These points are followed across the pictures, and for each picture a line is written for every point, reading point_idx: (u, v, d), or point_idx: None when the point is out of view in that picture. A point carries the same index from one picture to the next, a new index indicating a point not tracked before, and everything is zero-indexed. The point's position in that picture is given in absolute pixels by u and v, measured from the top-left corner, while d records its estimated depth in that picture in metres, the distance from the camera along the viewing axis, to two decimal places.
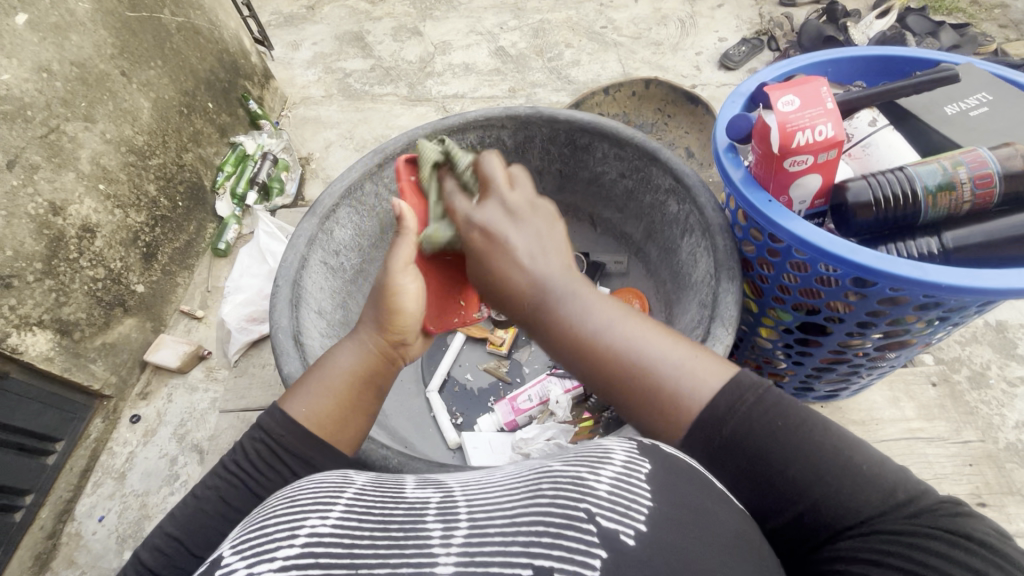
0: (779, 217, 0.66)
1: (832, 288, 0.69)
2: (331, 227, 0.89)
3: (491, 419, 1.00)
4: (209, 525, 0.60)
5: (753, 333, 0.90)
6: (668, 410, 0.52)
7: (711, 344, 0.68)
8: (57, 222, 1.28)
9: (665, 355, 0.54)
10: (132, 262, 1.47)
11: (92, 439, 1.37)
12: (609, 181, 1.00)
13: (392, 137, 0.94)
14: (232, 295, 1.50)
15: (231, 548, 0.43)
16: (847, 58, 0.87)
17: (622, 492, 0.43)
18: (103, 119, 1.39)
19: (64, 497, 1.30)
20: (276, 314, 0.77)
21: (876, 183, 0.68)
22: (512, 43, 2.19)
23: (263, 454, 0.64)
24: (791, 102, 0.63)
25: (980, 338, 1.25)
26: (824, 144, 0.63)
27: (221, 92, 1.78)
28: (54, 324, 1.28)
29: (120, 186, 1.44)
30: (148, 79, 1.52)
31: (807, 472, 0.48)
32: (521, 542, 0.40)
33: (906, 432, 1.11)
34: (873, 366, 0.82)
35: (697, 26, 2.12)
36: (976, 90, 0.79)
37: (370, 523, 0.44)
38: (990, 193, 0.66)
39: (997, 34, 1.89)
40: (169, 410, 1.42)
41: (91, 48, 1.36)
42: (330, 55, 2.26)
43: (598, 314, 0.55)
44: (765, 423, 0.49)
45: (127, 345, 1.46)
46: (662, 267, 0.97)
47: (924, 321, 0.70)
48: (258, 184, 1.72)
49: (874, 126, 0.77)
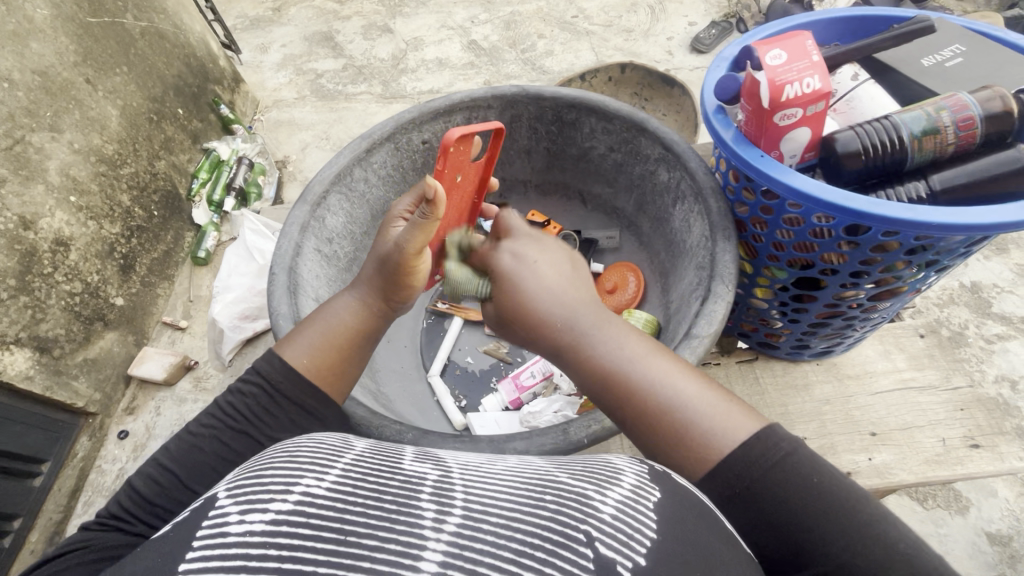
0: (773, 171, 0.68)
1: (825, 240, 0.71)
2: (322, 214, 0.88)
3: (495, 399, 1.00)
4: (202, 462, 0.62)
5: (749, 295, 0.91)
6: (694, 448, 0.55)
7: (713, 302, 0.69)
8: (28, 237, 1.23)
9: (696, 398, 0.57)
10: (110, 275, 1.43)
11: (79, 458, 1.33)
12: (598, 156, 1.00)
13: (379, 122, 0.93)
14: (221, 295, 1.45)
15: (226, 491, 0.45)
16: (822, 21, 0.89)
17: (626, 519, 0.45)
18: (70, 129, 1.35)
19: (55, 518, 1.27)
20: (275, 301, 0.76)
21: (864, 131, 0.69)
22: (484, 36, 2.18)
23: (260, 401, 0.65)
24: (779, 56, 0.65)
25: (957, 299, 1.29)
26: (813, 96, 0.65)
27: (191, 97, 1.75)
28: (32, 342, 1.24)
29: (93, 198, 1.39)
30: (115, 86, 1.48)
31: (834, 532, 0.50)
32: (512, 550, 0.41)
33: (897, 382, 0.97)
34: (867, 318, 0.84)
35: (666, 11, 2.14)
36: (950, 43, 0.82)
37: (364, 490, 0.44)
38: (972, 134, 0.68)
39: (954, 7, 1.95)
40: (158, 423, 1.39)
41: (52, 56, 1.32)
42: (300, 56, 2.23)
43: (632, 348, 0.61)
44: (796, 476, 0.52)
45: (111, 360, 1.42)
46: (655, 238, 0.98)
47: (916, 267, 0.72)
48: (236, 190, 1.69)
49: (857, 81, 0.78)
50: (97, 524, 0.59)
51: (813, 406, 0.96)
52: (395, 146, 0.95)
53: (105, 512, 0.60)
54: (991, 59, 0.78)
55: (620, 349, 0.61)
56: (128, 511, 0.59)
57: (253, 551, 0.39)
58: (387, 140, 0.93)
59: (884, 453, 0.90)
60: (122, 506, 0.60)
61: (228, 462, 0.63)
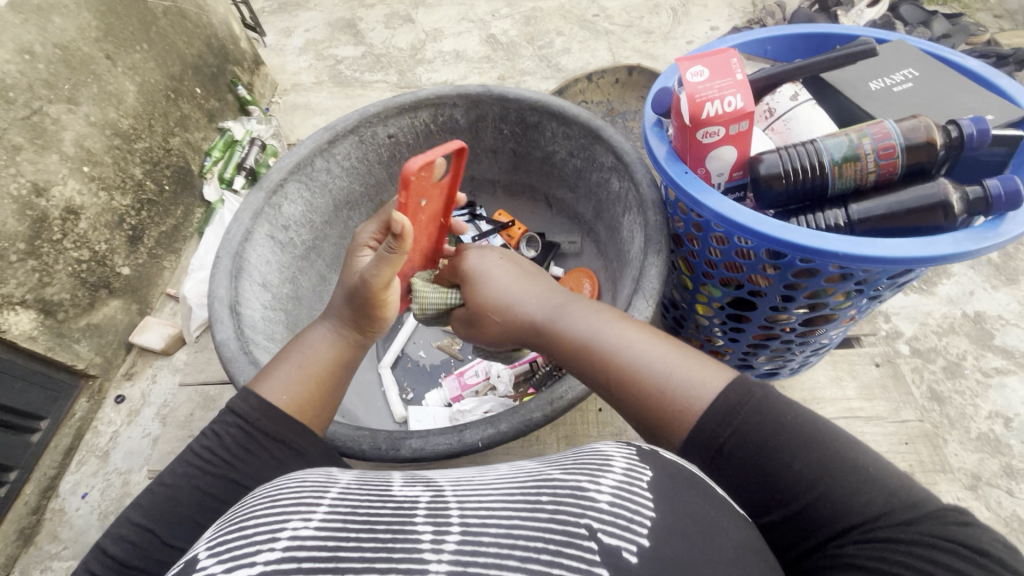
0: (700, 195, 0.67)
1: (750, 262, 0.70)
2: (279, 202, 0.90)
3: (438, 394, 1.02)
4: (181, 513, 0.60)
5: (692, 311, 0.91)
6: (676, 409, 0.56)
7: (630, 315, 0.69)
8: (40, 204, 1.29)
9: (664, 355, 0.60)
10: (118, 245, 1.49)
11: (77, 418, 1.40)
12: (560, 160, 1.00)
13: (343, 115, 0.94)
14: (195, 273, 1.52)
15: (208, 550, 0.44)
16: (781, 34, 0.87)
17: (624, 503, 0.46)
18: (87, 102, 1.40)
19: (49, 474, 1.34)
20: (214, 283, 0.78)
21: (788, 155, 0.67)
22: (503, 30, 2.18)
23: (239, 438, 0.63)
24: (700, 73, 0.63)
25: (957, 328, 1.25)
26: (734, 116, 0.63)
27: (209, 77, 1.79)
28: (38, 304, 1.30)
29: (105, 169, 1.45)
30: (134, 63, 1.53)
31: (811, 468, 0.51)
32: (517, 557, 0.42)
33: (843, 411, 0.97)
34: (806, 340, 0.83)
35: (689, 14, 2.10)
36: (904, 66, 0.79)
37: (356, 525, 0.45)
38: (893, 164, 0.65)
39: (992, 24, 1.86)
40: (153, 391, 1.44)
41: (74, 31, 1.37)
42: (322, 41, 2.26)
43: (595, 320, 0.65)
44: (773, 418, 0.53)
45: (113, 327, 1.48)
46: (609, 246, 0.97)
47: (843, 295, 0.70)
48: (245, 170, 1.73)
49: (795, 100, 0.76)
50: None
51: None
52: (359, 139, 0.96)
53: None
54: (941, 87, 0.75)
55: (587, 322, 0.65)
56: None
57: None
58: (350, 132, 0.94)
59: None
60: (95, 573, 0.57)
61: (212, 508, 0.61)
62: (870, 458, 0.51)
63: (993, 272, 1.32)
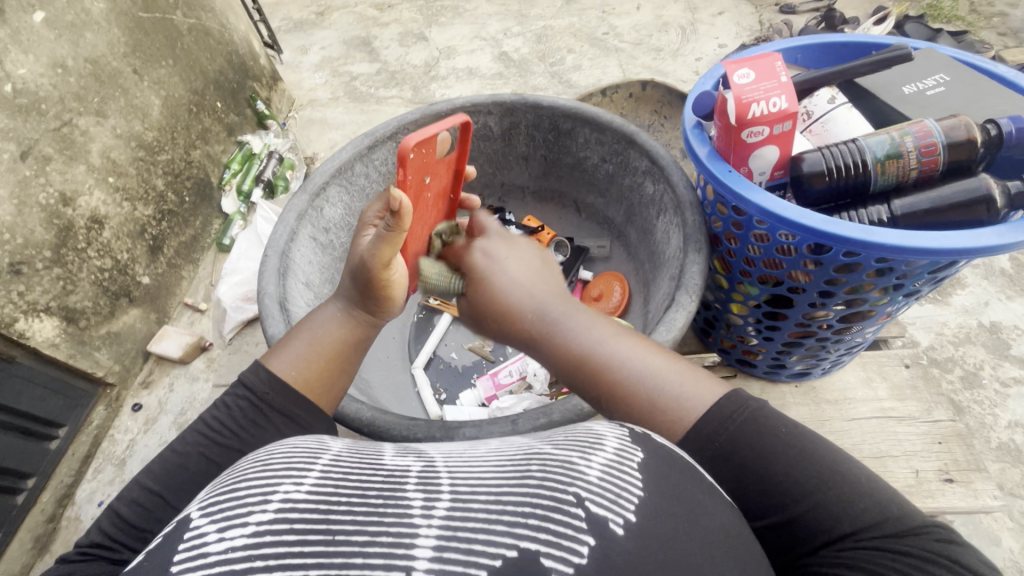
0: (744, 191, 0.68)
1: (791, 257, 0.72)
2: (321, 205, 0.92)
3: (472, 394, 1.02)
4: (189, 479, 0.61)
5: (725, 311, 0.92)
6: (665, 422, 0.55)
7: (675, 311, 0.70)
8: (67, 213, 1.32)
9: (665, 368, 0.58)
10: (139, 254, 1.51)
11: (94, 426, 1.40)
12: (592, 166, 1.02)
13: (383, 122, 0.97)
14: (229, 276, 1.55)
15: (200, 509, 0.44)
16: (810, 44, 0.89)
17: (613, 479, 0.45)
18: (114, 115, 1.44)
19: (66, 481, 1.33)
20: (263, 281, 0.80)
21: (831, 153, 0.69)
22: (516, 48, 2.23)
23: (246, 412, 0.64)
24: (746, 75, 0.66)
25: (973, 338, 1.25)
26: (779, 115, 0.65)
27: (230, 91, 1.83)
28: (61, 311, 1.32)
29: (129, 180, 1.48)
30: (159, 78, 1.57)
31: (807, 477, 0.51)
32: (505, 522, 0.42)
33: (876, 410, 0.97)
34: (839, 339, 0.84)
35: (697, 33, 2.15)
36: (934, 72, 0.81)
37: (347, 490, 0.45)
38: (935, 160, 0.67)
39: (996, 41, 1.90)
40: (170, 399, 1.45)
41: (104, 46, 1.41)
42: (338, 59, 2.32)
43: (594, 330, 0.61)
44: (771, 429, 0.53)
45: (132, 336, 1.49)
46: (641, 249, 0.99)
47: (881, 289, 0.72)
48: (263, 182, 1.76)
49: (833, 104, 0.78)
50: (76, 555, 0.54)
51: None
52: (397, 145, 0.99)
53: (85, 540, 0.56)
54: (973, 91, 0.77)
55: (584, 332, 0.61)
56: (113, 538, 0.56)
57: (240, 565, 0.39)
58: (389, 139, 0.97)
59: None
60: (106, 533, 0.57)
61: None
62: (866, 472, 0.51)
63: (1007, 282, 1.33)
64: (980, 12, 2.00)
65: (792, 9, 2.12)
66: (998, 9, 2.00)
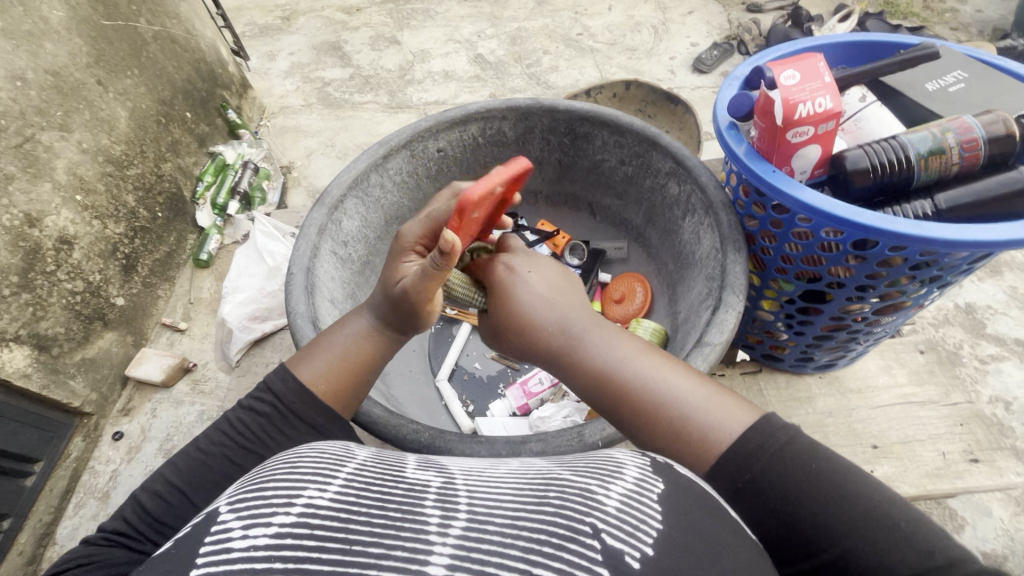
0: (784, 186, 0.69)
1: (832, 254, 0.73)
2: (339, 218, 0.89)
3: (503, 404, 1.02)
4: (214, 481, 0.58)
5: (754, 308, 0.94)
6: (691, 448, 0.53)
7: (724, 312, 0.70)
8: (33, 234, 1.24)
9: (689, 392, 0.55)
10: (111, 274, 1.43)
11: (72, 458, 1.31)
12: (609, 168, 1.03)
13: (397, 131, 0.95)
14: (231, 296, 1.44)
15: (229, 506, 0.42)
16: (829, 44, 0.91)
17: (631, 511, 0.42)
18: (79, 128, 1.36)
19: (45, 520, 1.24)
20: (292, 301, 0.77)
21: (871, 151, 0.72)
22: (491, 50, 2.22)
23: (273, 421, 0.62)
24: (792, 76, 0.67)
25: (951, 319, 1.27)
26: (824, 115, 0.67)
27: (199, 101, 1.76)
28: (32, 339, 1.24)
29: (98, 197, 1.40)
30: (125, 88, 1.50)
31: (837, 519, 0.46)
32: (520, 546, 0.38)
33: (897, 397, 1.02)
34: (870, 331, 0.87)
35: (670, 32, 2.19)
36: (952, 69, 0.84)
37: (369, 499, 0.42)
38: (977, 155, 0.70)
39: (949, 36, 2.01)
40: (154, 425, 1.37)
41: (66, 57, 1.34)
42: (308, 64, 2.25)
43: (618, 350, 0.61)
44: (799, 466, 0.48)
45: (108, 360, 1.41)
46: (664, 250, 1.00)
47: (918, 282, 0.74)
48: (240, 193, 1.70)
49: (865, 102, 0.81)
50: (100, 539, 0.54)
51: (816, 418, 1.01)
52: (411, 153, 0.98)
53: (109, 526, 0.56)
54: (991, 87, 0.80)
55: (609, 351, 0.61)
56: (134, 527, 0.56)
57: (258, 565, 0.36)
58: (404, 147, 0.96)
59: (886, 466, 0.95)
60: (129, 522, 0.56)
61: None
62: (907, 518, 0.45)
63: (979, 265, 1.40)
64: (933, 8, 2.11)
65: (758, 7, 2.18)
66: (949, 5, 2.11)
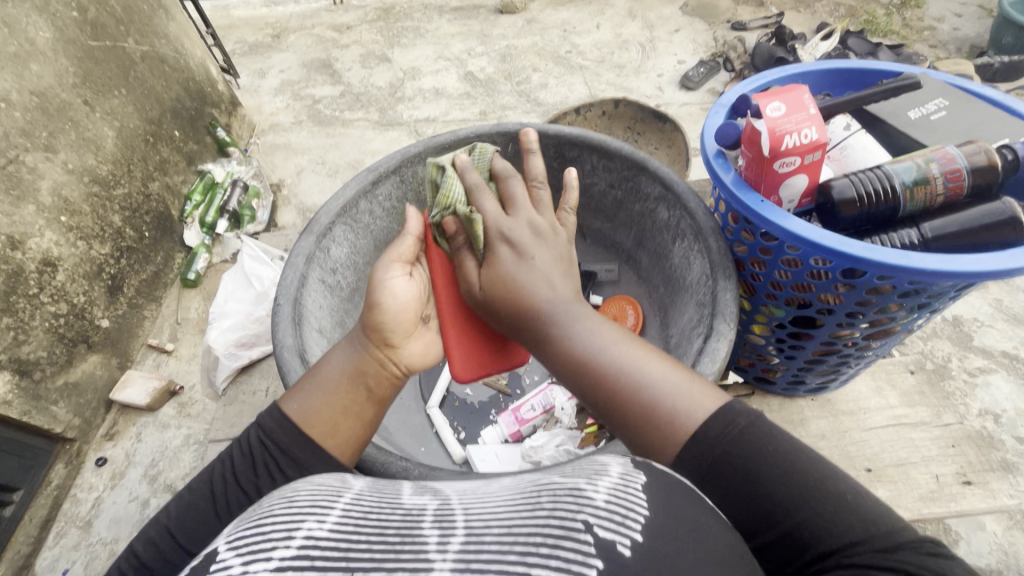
0: (772, 215, 0.70)
1: (822, 281, 0.74)
2: (328, 245, 0.89)
3: (494, 431, 1.01)
4: (202, 516, 0.59)
5: (745, 332, 0.95)
6: (660, 432, 0.51)
7: (716, 341, 0.70)
8: (16, 256, 1.22)
9: (662, 378, 0.53)
10: (96, 296, 1.41)
11: (53, 486, 1.27)
12: (598, 192, 1.03)
13: (384, 157, 0.95)
14: (217, 322, 1.42)
15: (227, 544, 0.40)
16: (812, 71, 0.92)
17: (620, 500, 0.40)
18: (64, 149, 1.35)
19: (23, 552, 1.20)
20: (279, 333, 0.76)
21: (858, 180, 0.73)
22: (481, 67, 2.24)
23: (260, 454, 0.61)
24: (778, 108, 0.68)
25: (940, 332, 1.23)
26: (811, 146, 0.68)
27: (187, 120, 1.75)
28: (12, 364, 1.21)
29: (83, 218, 1.38)
30: (113, 108, 1.49)
31: (793, 493, 0.46)
32: (518, 551, 0.37)
33: (890, 418, 1.06)
34: (860, 355, 0.88)
35: (656, 49, 2.22)
36: (934, 98, 0.86)
37: (367, 528, 0.40)
38: (960, 185, 0.71)
39: (928, 53, 2.06)
40: (139, 450, 1.33)
41: (52, 78, 1.33)
42: (298, 82, 2.26)
43: (599, 335, 0.56)
44: (753, 448, 0.48)
45: (92, 384, 1.38)
46: (654, 273, 1.00)
47: (907, 309, 0.75)
48: (229, 212, 1.68)
49: (849, 131, 0.83)
50: None
51: (810, 440, 1.03)
52: (400, 179, 0.98)
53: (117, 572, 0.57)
54: (972, 115, 0.82)
55: (592, 337, 0.56)
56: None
57: None
58: (392, 173, 0.96)
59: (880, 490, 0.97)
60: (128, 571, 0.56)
61: None
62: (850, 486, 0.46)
63: None
64: (912, 26, 2.16)
65: (743, 26, 2.22)
66: (927, 23, 2.17)
